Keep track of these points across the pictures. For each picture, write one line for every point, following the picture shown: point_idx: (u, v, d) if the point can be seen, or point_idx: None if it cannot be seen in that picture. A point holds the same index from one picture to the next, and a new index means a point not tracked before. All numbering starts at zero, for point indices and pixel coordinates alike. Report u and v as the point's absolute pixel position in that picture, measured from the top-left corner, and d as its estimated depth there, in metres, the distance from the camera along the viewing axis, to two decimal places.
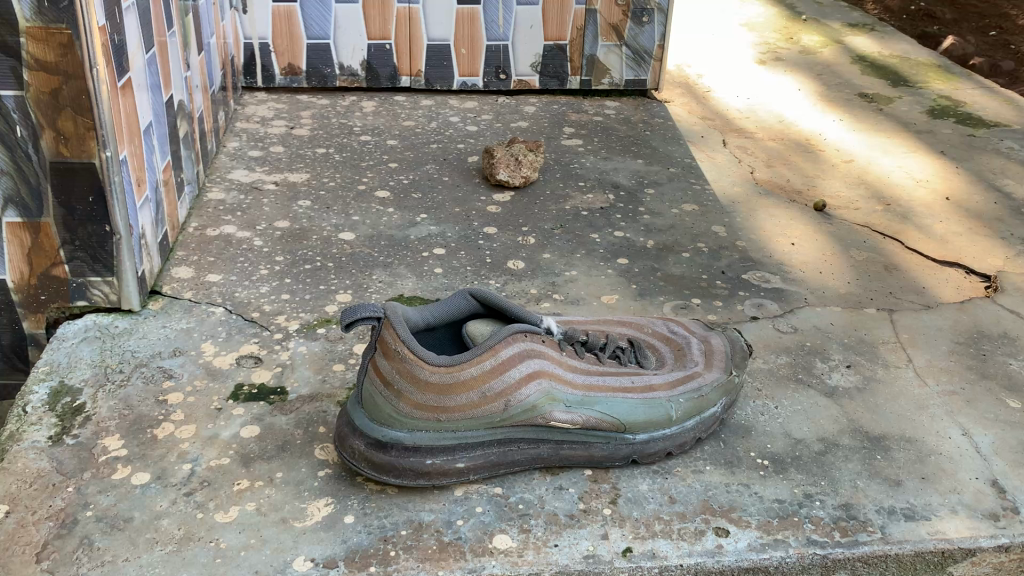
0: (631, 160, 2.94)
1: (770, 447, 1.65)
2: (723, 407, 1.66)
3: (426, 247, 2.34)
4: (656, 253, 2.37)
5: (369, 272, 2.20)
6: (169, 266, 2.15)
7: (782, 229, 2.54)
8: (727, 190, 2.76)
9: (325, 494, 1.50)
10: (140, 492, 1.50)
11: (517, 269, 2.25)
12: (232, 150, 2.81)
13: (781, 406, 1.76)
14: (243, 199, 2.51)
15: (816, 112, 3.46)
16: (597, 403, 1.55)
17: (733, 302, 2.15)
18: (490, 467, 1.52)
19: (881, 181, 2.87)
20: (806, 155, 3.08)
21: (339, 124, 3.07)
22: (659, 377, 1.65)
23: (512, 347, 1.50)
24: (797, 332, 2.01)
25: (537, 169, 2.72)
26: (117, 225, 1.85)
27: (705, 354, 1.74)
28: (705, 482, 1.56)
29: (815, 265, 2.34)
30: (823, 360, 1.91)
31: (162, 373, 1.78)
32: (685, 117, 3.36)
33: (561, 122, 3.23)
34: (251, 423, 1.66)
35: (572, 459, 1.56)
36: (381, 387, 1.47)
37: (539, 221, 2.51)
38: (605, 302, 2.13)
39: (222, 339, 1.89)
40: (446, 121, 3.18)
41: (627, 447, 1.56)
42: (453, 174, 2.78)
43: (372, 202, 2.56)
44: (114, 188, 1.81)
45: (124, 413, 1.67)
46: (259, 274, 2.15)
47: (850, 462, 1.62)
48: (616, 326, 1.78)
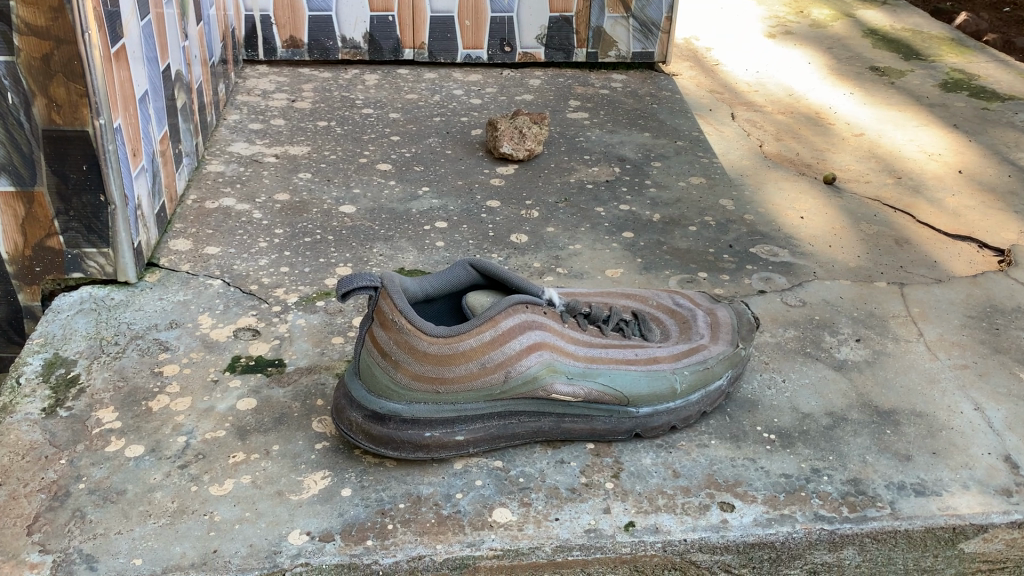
0: (638, 133, 2.89)
1: (776, 421, 1.62)
2: (729, 380, 1.62)
3: (428, 220, 2.30)
4: (662, 227, 2.33)
5: (369, 245, 2.16)
6: (167, 238, 2.11)
7: (790, 203, 2.49)
8: (735, 163, 2.72)
9: (322, 467, 1.47)
10: (134, 464, 1.47)
11: (520, 242, 2.22)
12: (232, 123, 2.77)
13: (788, 380, 1.72)
14: (242, 171, 2.47)
15: (827, 85, 3.40)
16: (600, 375, 1.51)
17: (740, 275, 2.10)
18: (490, 440, 1.49)
19: (892, 155, 2.82)
20: (816, 128, 3.02)
21: (341, 98, 3.03)
22: (663, 350, 1.61)
23: (513, 317, 1.47)
24: (805, 306, 1.96)
25: (541, 142, 2.67)
26: (112, 195, 1.81)
27: (711, 327, 1.70)
28: (710, 457, 1.53)
29: (825, 239, 2.29)
30: (832, 334, 1.87)
31: (157, 345, 1.75)
32: (693, 90, 3.30)
33: (567, 95, 3.18)
34: (247, 395, 1.63)
35: (574, 432, 1.53)
36: (379, 358, 1.44)
37: (543, 195, 2.47)
38: (609, 275, 2.09)
39: (220, 311, 1.86)
40: (450, 94, 3.13)
41: (630, 421, 1.53)
42: (456, 147, 2.73)
43: (374, 175, 2.52)
44: (108, 157, 1.77)
45: (119, 385, 1.65)
46: (258, 247, 2.11)
47: (859, 437, 1.59)
48: (620, 298, 1.73)
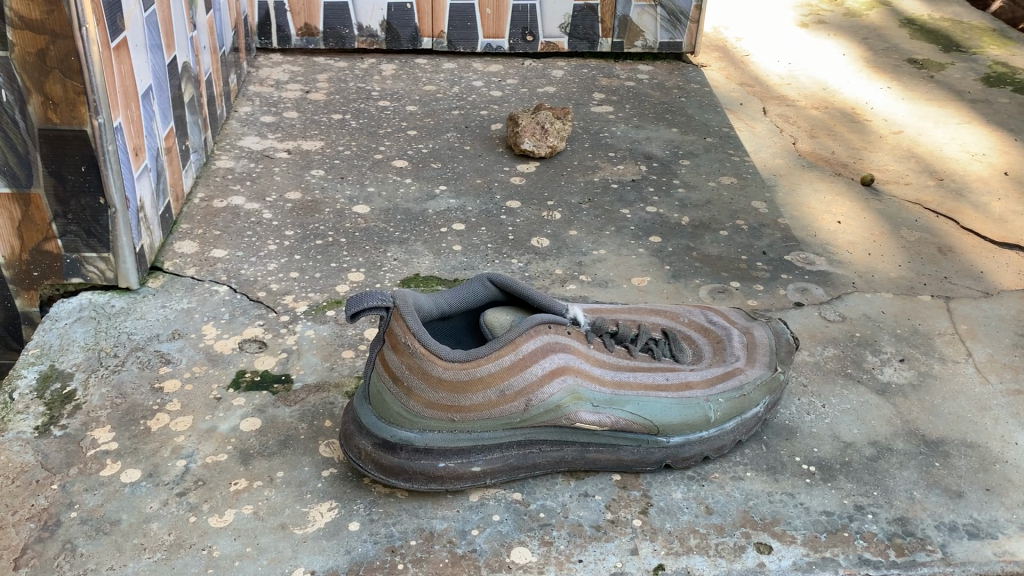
0: (665, 129, 2.76)
1: (816, 451, 1.51)
2: (766, 407, 1.51)
3: (445, 222, 2.19)
4: (691, 231, 2.21)
5: (383, 248, 2.06)
6: (172, 240, 2.02)
7: (826, 206, 2.36)
8: (768, 162, 2.59)
9: (329, 497, 1.38)
10: (130, 491, 1.38)
11: (541, 247, 2.10)
12: (244, 115, 2.67)
13: (829, 405, 1.61)
14: (253, 168, 2.37)
15: (862, 79, 3.25)
16: (628, 403, 1.40)
17: (776, 286, 1.99)
18: (508, 471, 1.38)
19: (933, 154, 2.68)
20: (852, 125, 2.89)
21: (356, 88, 2.92)
22: (696, 374, 1.50)
23: (535, 340, 1.36)
24: (845, 321, 1.85)
25: (564, 138, 2.56)
26: (112, 198, 1.72)
27: (747, 348, 1.58)
28: (745, 491, 1.42)
29: (864, 247, 2.17)
30: (874, 353, 1.75)
31: (159, 358, 1.66)
32: (723, 83, 3.17)
33: (591, 87, 3.05)
34: (252, 414, 1.54)
35: (599, 462, 1.42)
36: (390, 383, 1.34)
37: (566, 195, 2.35)
38: (636, 284, 1.97)
39: (225, 321, 1.76)
40: (469, 85, 3.02)
41: (660, 451, 1.42)
42: (475, 142, 2.62)
43: (389, 172, 2.41)
44: (108, 158, 1.68)
45: (117, 401, 1.56)
46: (267, 249, 2.01)
47: (905, 470, 1.48)
48: (650, 315, 1.62)
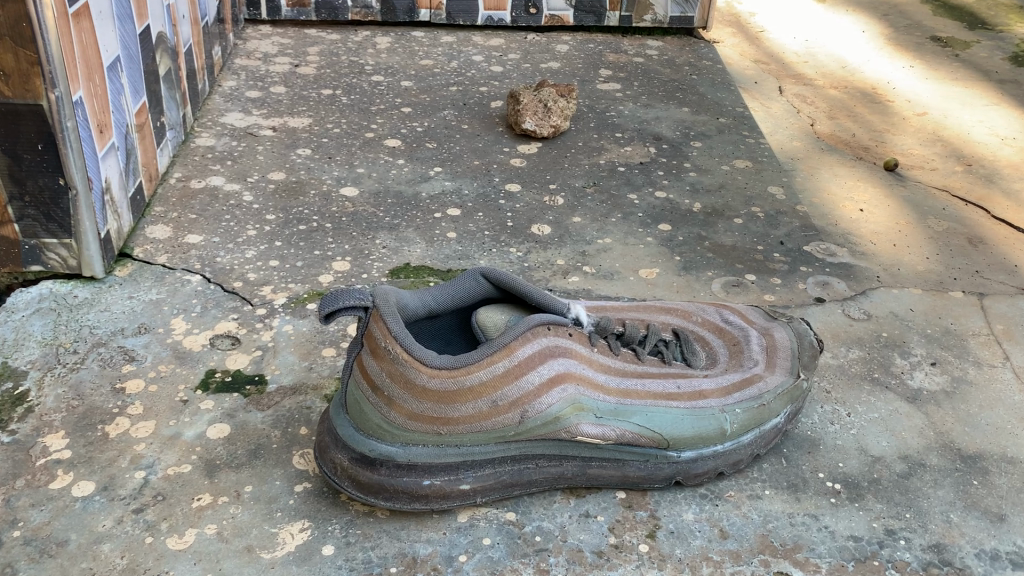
0: (676, 108, 2.60)
1: (842, 466, 1.37)
2: (787, 418, 1.37)
3: (439, 207, 2.04)
4: (703, 219, 2.05)
5: (371, 234, 1.91)
6: (144, 224, 1.87)
7: (847, 193, 2.21)
8: (785, 144, 2.43)
9: (302, 516, 1.24)
10: (81, 506, 1.24)
11: (542, 235, 1.96)
12: (228, 90, 2.51)
13: (855, 414, 1.47)
14: (235, 146, 2.22)
15: (883, 57, 3.08)
16: (635, 414, 1.26)
17: (794, 279, 1.84)
18: (501, 489, 1.25)
19: (959, 138, 2.52)
20: (873, 106, 2.72)
21: (348, 62, 2.76)
22: (710, 381, 1.35)
23: (531, 345, 1.22)
24: (871, 319, 1.70)
25: (567, 117, 2.41)
26: (73, 178, 1.57)
27: (766, 351, 1.43)
28: (763, 512, 1.28)
29: (888, 237, 2.02)
30: (902, 356, 1.61)
31: (122, 355, 1.52)
32: (736, 60, 3.01)
33: (597, 63, 2.89)
34: (220, 420, 1.40)
35: (603, 479, 1.28)
36: (369, 392, 1.20)
37: (569, 178, 2.20)
38: (643, 276, 1.83)
39: (196, 314, 1.62)
40: (468, 60, 2.86)
41: (669, 467, 1.28)
42: (473, 121, 2.46)
43: (381, 152, 2.26)
44: (67, 135, 1.53)
45: (73, 403, 1.42)
46: (245, 235, 1.87)
47: (940, 489, 1.33)
48: (660, 313, 1.48)
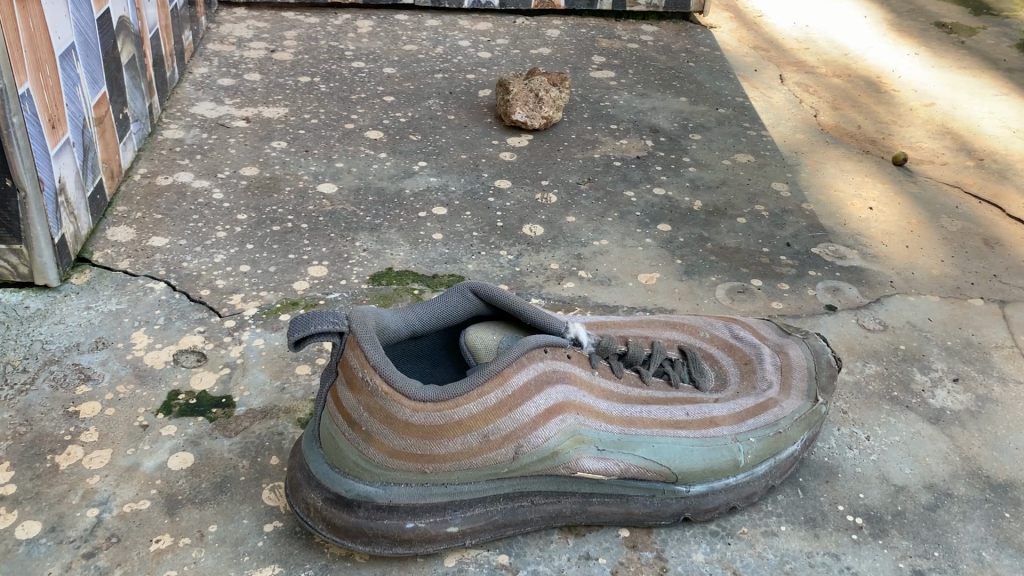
0: (673, 97, 2.47)
1: (863, 498, 1.26)
2: (804, 445, 1.26)
3: (424, 205, 1.91)
4: (705, 218, 1.93)
5: (351, 236, 1.78)
6: (104, 226, 1.73)
7: (855, 189, 2.10)
8: (788, 137, 2.31)
9: (272, 561, 1.12)
10: (25, 551, 1.11)
11: (534, 236, 1.83)
12: (199, 77, 2.37)
13: (875, 438, 1.36)
14: (205, 138, 2.08)
15: (886, 44, 2.97)
16: (640, 445, 1.14)
17: (803, 285, 1.73)
18: (493, 530, 1.13)
19: (969, 130, 2.41)
20: (878, 96, 2.60)
21: (328, 48, 2.62)
22: (721, 407, 1.24)
23: (526, 372, 1.10)
24: (887, 330, 1.59)
25: (559, 108, 2.27)
26: (21, 179, 1.43)
27: (781, 371, 1.32)
28: (780, 551, 1.17)
29: (900, 238, 1.91)
30: (922, 371, 1.50)
31: (76, 374, 1.39)
32: (734, 46, 2.88)
33: (590, 49, 2.76)
34: (184, 448, 1.27)
35: (604, 516, 1.17)
36: (346, 426, 1.08)
37: (562, 174, 2.08)
38: (643, 282, 1.71)
39: (159, 327, 1.49)
40: (454, 45, 2.71)
41: (678, 503, 1.17)
42: (459, 111, 2.33)
43: (361, 144, 2.13)
44: (14, 132, 1.39)
45: (20, 430, 1.28)
46: (214, 237, 1.73)
47: (971, 523, 1.22)
48: (665, 328, 1.37)
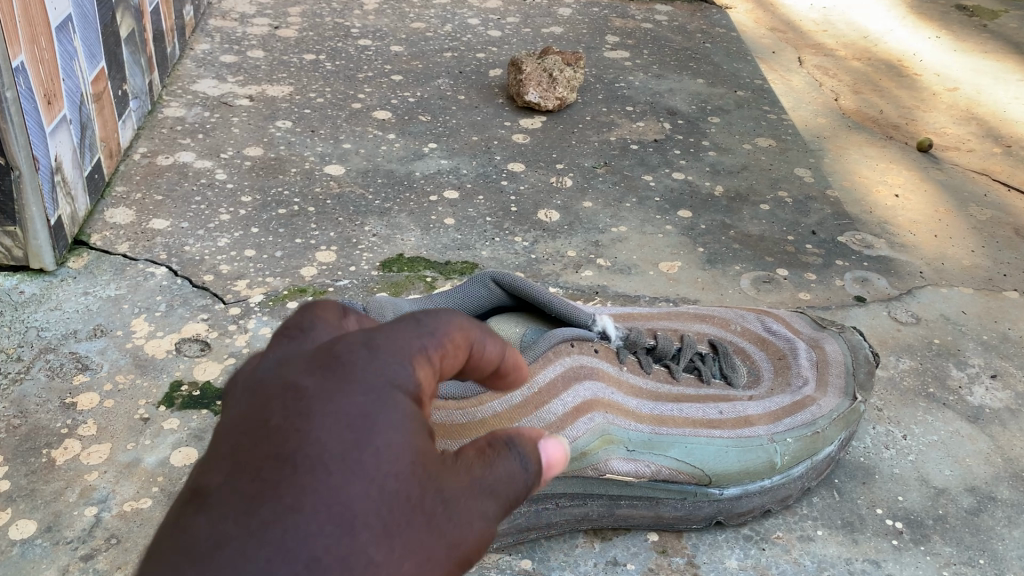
0: (689, 79, 2.40)
1: (902, 501, 1.20)
2: (841, 445, 1.19)
3: (435, 188, 1.84)
4: (727, 204, 1.86)
5: (360, 220, 1.71)
6: (103, 207, 1.66)
7: (880, 176, 2.03)
8: (809, 121, 2.24)
9: None
10: (19, 553, 1.05)
11: (550, 222, 1.76)
12: (201, 54, 2.28)
13: (912, 437, 1.29)
14: (207, 117, 2.00)
15: (906, 26, 2.89)
16: (672, 446, 1.08)
17: (831, 275, 1.66)
18: (517, 533, 1.07)
19: (995, 116, 2.34)
20: (900, 79, 2.53)
21: (333, 24, 2.53)
22: (756, 405, 1.18)
23: (552, 368, 1.06)
24: (919, 323, 1.53)
25: (574, 88, 2.20)
26: (16, 158, 1.36)
27: (817, 367, 1.26)
28: (818, 557, 1.11)
29: (929, 226, 1.85)
30: (958, 367, 1.43)
31: (73, 363, 1.32)
32: (751, 27, 2.80)
33: (603, 29, 2.68)
34: (187, 443, 1.21)
35: (633, 519, 1.11)
36: None
37: (578, 157, 2.00)
38: (664, 271, 1.64)
39: (161, 314, 1.42)
40: (464, 23, 2.63)
41: (711, 506, 1.11)
42: (470, 91, 2.25)
43: (369, 124, 2.05)
44: (8, 108, 1.31)
45: (14, 423, 1.22)
46: (217, 220, 1.66)
47: (1016, 529, 1.16)
48: (694, 321, 1.31)
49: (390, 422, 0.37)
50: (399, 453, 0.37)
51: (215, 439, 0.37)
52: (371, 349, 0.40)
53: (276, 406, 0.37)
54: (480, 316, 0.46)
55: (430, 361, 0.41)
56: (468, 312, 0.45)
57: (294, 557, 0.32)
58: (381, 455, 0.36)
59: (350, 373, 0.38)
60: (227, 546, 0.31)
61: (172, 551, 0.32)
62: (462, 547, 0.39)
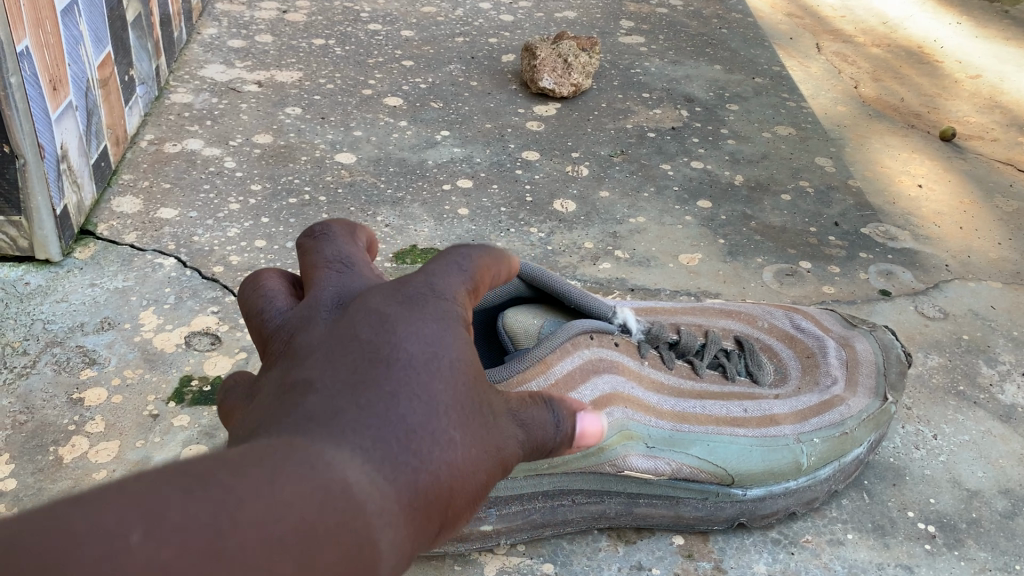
0: (706, 65, 2.35)
1: (934, 503, 1.16)
2: (870, 447, 1.15)
3: (448, 177, 1.80)
4: (747, 195, 1.82)
5: (372, 210, 1.67)
6: (110, 196, 1.62)
7: (903, 165, 1.98)
8: (829, 109, 2.19)
9: None
10: None
11: (566, 212, 1.72)
12: (208, 38, 2.24)
13: (943, 437, 1.26)
14: (215, 103, 1.96)
15: (926, 12, 2.83)
16: (694, 444, 1.04)
17: (855, 268, 1.62)
18: (531, 530, 1.04)
19: (1018, 105, 2.29)
20: (921, 66, 2.48)
21: (342, 9, 2.49)
22: (783, 404, 1.14)
23: (570, 360, 1.02)
24: (947, 318, 1.49)
25: (589, 75, 2.15)
26: (21, 146, 1.32)
27: (847, 367, 1.22)
28: (849, 562, 1.07)
29: (954, 218, 1.80)
30: (988, 364, 1.39)
31: (81, 357, 1.28)
32: (768, 13, 2.75)
33: (617, 14, 2.63)
34: (198, 440, 1.17)
35: (652, 519, 1.07)
36: None
37: (593, 145, 1.96)
38: (684, 263, 1.60)
39: (169, 307, 1.38)
40: (475, 8, 2.58)
41: (733, 507, 1.07)
42: (483, 78, 2.20)
43: (380, 111, 2.01)
44: (12, 94, 1.27)
45: (20, 419, 1.18)
46: (227, 209, 1.62)
47: None
48: (720, 316, 1.28)
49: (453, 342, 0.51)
50: (459, 361, 0.50)
51: (314, 347, 0.50)
52: (431, 288, 0.53)
53: (366, 326, 0.50)
54: (495, 260, 0.59)
55: (467, 300, 0.55)
56: (488, 261, 0.58)
57: (393, 424, 0.44)
58: (450, 363, 0.50)
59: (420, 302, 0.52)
60: (340, 415, 0.43)
61: (298, 414, 0.43)
62: (500, 448, 0.52)
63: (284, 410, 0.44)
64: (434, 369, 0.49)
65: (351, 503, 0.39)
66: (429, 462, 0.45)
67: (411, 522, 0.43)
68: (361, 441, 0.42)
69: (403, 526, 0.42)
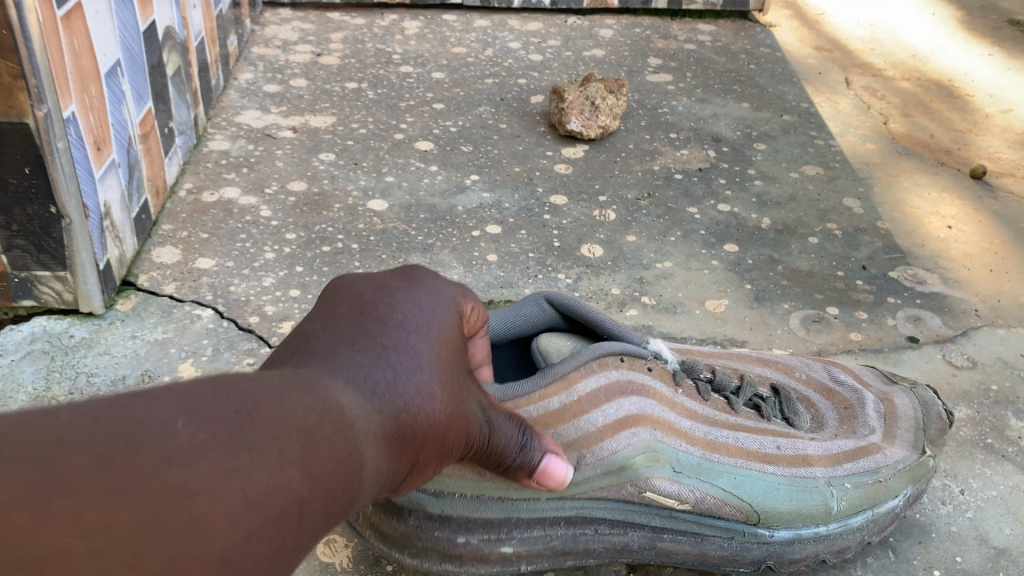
0: (734, 103, 2.37)
1: (961, 561, 1.16)
2: (908, 500, 1.16)
3: (477, 223, 1.83)
4: (774, 238, 1.83)
5: (403, 258, 1.71)
6: (150, 246, 1.68)
7: (932, 205, 1.98)
8: (858, 147, 2.20)
9: None
10: None
11: (594, 258, 1.74)
12: (244, 84, 2.30)
13: (971, 492, 1.26)
14: (251, 150, 2.02)
15: (957, 44, 2.82)
16: (720, 475, 1.05)
17: (882, 314, 1.62)
18: (552, 557, 1.05)
19: None
20: (951, 101, 2.47)
21: (375, 51, 2.54)
22: (817, 446, 1.14)
23: (596, 378, 1.04)
24: (976, 368, 1.48)
25: (616, 116, 2.17)
26: (66, 206, 1.38)
27: (885, 420, 1.23)
28: None
29: (984, 260, 1.79)
30: (1017, 416, 1.39)
31: None
32: (796, 47, 2.76)
33: (645, 51, 2.65)
34: None
35: (674, 554, 1.08)
36: None
37: (621, 188, 1.98)
38: (711, 310, 1.61)
39: (207, 358, 1.43)
40: (505, 48, 2.62)
41: (759, 548, 1.08)
42: (511, 119, 2.24)
43: (411, 155, 2.05)
44: (58, 157, 1.33)
45: None
46: (263, 258, 1.67)
47: None
48: (756, 364, 1.28)
49: (423, 321, 0.75)
50: (430, 334, 0.75)
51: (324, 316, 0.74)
52: (409, 287, 0.79)
53: (359, 304, 0.75)
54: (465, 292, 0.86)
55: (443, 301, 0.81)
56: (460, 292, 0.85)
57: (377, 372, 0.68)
58: (418, 335, 0.74)
59: (403, 295, 0.77)
60: (341, 359, 0.67)
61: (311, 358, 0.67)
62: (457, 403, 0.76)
63: (303, 354, 0.68)
64: (412, 337, 0.73)
65: (344, 417, 0.61)
66: (406, 400, 0.69)
67: (386, 438, 0.66)
68: (352, 379, 0.65)
69: (379, 441, 0.65)
